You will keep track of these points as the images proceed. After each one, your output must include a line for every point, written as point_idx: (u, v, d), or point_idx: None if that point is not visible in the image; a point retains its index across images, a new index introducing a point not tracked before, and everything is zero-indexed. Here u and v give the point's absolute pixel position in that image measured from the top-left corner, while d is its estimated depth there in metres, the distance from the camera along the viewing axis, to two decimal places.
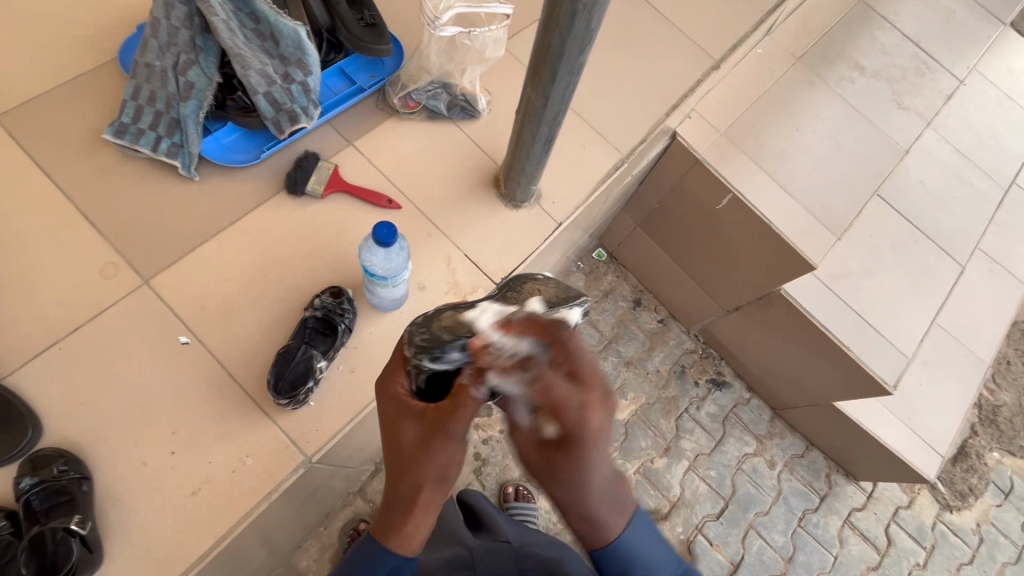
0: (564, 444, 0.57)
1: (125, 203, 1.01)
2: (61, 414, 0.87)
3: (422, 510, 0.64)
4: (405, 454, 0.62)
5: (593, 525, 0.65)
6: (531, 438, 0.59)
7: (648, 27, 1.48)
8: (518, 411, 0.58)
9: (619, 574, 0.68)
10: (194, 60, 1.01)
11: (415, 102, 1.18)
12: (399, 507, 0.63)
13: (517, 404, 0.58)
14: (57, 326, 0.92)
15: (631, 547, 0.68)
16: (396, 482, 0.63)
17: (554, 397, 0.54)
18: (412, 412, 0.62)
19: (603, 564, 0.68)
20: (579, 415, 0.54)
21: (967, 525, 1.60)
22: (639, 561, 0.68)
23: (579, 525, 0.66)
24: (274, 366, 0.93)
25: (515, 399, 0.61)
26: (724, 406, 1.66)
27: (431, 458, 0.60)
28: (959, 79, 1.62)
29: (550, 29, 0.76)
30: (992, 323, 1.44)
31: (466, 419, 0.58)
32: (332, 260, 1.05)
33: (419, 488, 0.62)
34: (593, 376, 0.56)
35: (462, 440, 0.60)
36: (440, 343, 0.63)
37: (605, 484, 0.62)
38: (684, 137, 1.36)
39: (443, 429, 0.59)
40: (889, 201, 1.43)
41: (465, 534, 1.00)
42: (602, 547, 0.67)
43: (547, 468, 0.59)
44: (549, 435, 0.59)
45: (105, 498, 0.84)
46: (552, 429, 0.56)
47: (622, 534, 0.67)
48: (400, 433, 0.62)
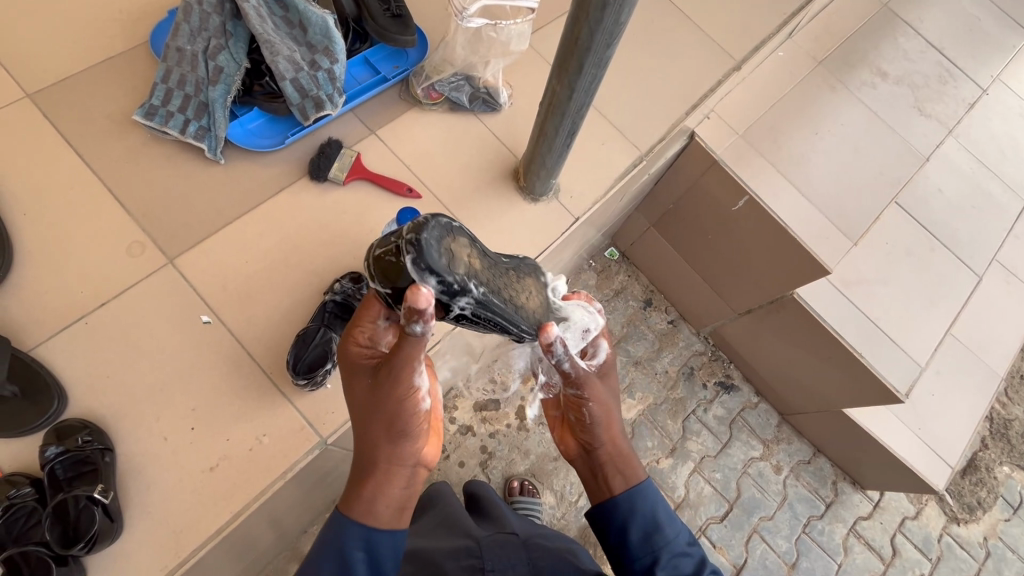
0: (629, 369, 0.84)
1: (152, 184, 1.03)
2: (86, 386, 0.89)
3: (389, 472, 0.64)
4: (363, 409, 0.64)
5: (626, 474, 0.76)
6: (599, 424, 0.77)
7: (670, 26, 1.48)
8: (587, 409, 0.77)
9: (645, 523, 0.73)
10: (224, 45, 1.04)
11: (437, 93, 1.20)
12: (366, 469, 0.64)
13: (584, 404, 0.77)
14: (83, 301, 0.94)
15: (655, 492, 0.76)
16: (361, 438, 0.64)
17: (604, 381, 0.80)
18: (366, 365, 0.64)
19: (636, 506, 0.73)
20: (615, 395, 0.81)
21: (975, 538, 1.59)
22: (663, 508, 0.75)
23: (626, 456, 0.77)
24: (292, 348, 0.94)
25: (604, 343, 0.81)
26: (732, 409, 1.66)
27: (385, 409, 0.62)
28: (982, 88, 1.61)
29: (578, 21, 0.77)
30: (1005, 335, 1.43)
31: (411, 364, 0.59)
32: (351, 247, 1.06)
33: (383, 443, 0.64)
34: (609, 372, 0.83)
35: (412, 386, 0.61)
36: (434, 258, 0.53)
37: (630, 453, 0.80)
38: (702, 136, 1.36)
39: (390, 378, 0.60)
40: (907, 209, 1.42)
41: (472, 525, 1.00)
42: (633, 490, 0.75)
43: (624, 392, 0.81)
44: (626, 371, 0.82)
45: (125, 470, 0.86)
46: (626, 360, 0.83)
47: (645, 479, 0.76)
48: (357, 388, 0.64)
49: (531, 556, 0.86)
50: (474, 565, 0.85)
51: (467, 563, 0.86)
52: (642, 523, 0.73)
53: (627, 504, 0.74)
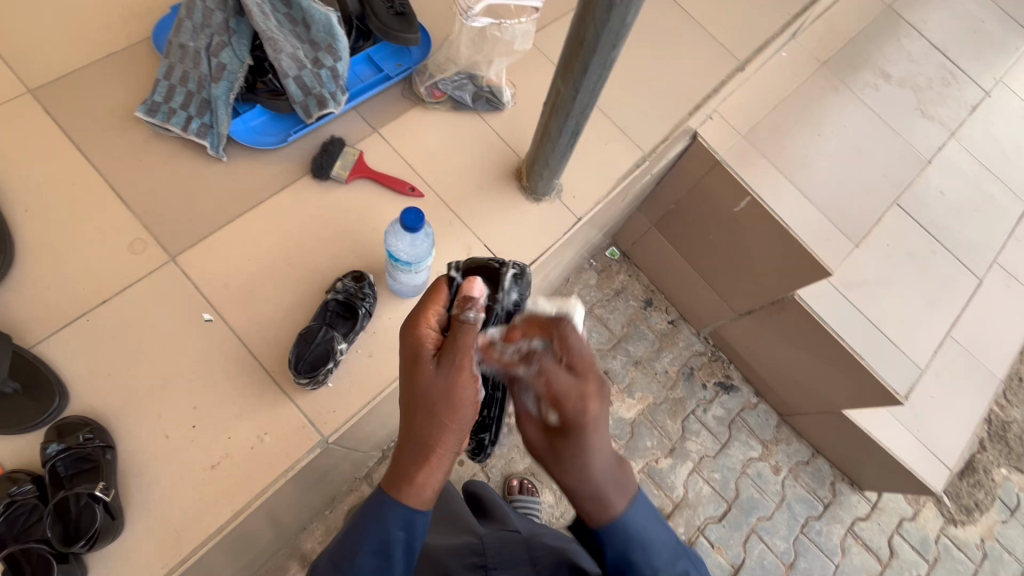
0: (562, 428, 0.64)
1: (154, 181, 1.03)
2: (87, 383, 0.89)
3: (438, 457, 0.63)
4: (417, 391, 0.63)
5: (600, 502, 0.64)
6: (539, 425, 0.66)
7: (674, 26, 1.48)
8: (525, 400, 0.67)
9: (619, 559, 0.64)
10: (227, 43, 1.03)
11: (440, 92, 1.19)
12: (421, 456, 0.63)
13: (523, 392, 0.67)
14: (84, 298, 0.94)
15: (634, 528, 0.64)
16: (412, 422, 0.63)
17: (554, 385, 0.63)
18: (427, 351, 0.64)
19: (602, 549, 0.65)
20: (578, 409, 0.63)
21: (972, 540, 1.60)
22: (643, 545, 0.64)
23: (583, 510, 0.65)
24: (294, 346, 0.94)
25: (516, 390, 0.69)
26: (731, 409, 1.66)
27: (440, 390, 0.62)
28: (985, 90, 1.61)
29: (584, 21, 0.76)
30: (1006, 338, 1.43)
31: (470, 345, 0.62)
32: (353, 245, 1.06)
33: (439, 425, 0.62)
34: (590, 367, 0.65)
35: (471, 369, 0.63)
36: (520, 290, 0.83)
37: (610, 470, 0.64)
38: (704, 137, 1.36)
39: (452, 357, 0.62)
40: (909, 211, 1.42)
41: (475, 524, 1.00)
42: (604, 527, 0.65)
43: (550, 452, 0.66)
44: (549, 423, 0.65)
45: (126, 467, 0.86)
46: (554, 415, 0.64)
47: (619, 522, 0.64)
48: (411, 370, 0.64)
49: (533, 555, 0.85)
50: (477, 563, 0.85)
51: (469, 561, 0.86)
52: (615, 562, 0.65)
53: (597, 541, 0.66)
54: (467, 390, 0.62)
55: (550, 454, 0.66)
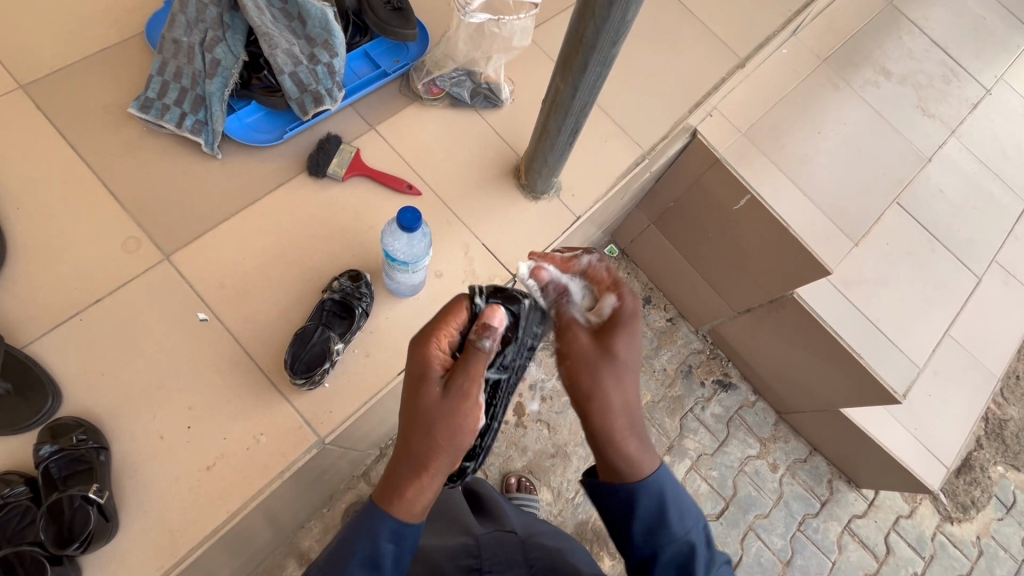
0: (610, 323, 0.75)
1: (148, 178, 1.02)
2: (81, 384, 0.88)
3: (430, 477, 0.63)
4: (419, 408, 0.62)
5: (638, 440, 0.69)
6: (585, 331, 0.76)
7: (674, 22, 1.47)
8: (573, 311, 0.81)
9: (654, 513, 0.68)
10: (221, 38, 1.02)
11: (438, 88, 1.18)
12: (411, 473, 0.62)
13: (570, 305, 0.82)
14: (78, 297, 0.93)
15: (664, 484, 0.69)
16: (408, 437, 0.62)
17: (603, 276, 0.81)
18: (434, 372, 0.64)
19: (639, 498, 0.67)
20: (629, 302, 0.77)
21: (967, 537, 1.60)
22: (672, 500, 0.68)
23: (622, 445, 0.69)
24: (290, 346, 0.93)
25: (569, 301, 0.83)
26: (729, 407, 1.66)
27: (443, 412, 0.61)
28: (985, 88, 1.60)
29: (584, 18, 0.75)
30: (1004, 336, 1.43)
31: (479, 374, 0.62)
32: (350, 243, 1.05)
33: (435, 447, 0.61)
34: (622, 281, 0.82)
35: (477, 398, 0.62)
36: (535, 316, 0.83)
37: (639, 398, 0.72)
38: (705, 135, 1.34)
39: (460, 382, 0.62)
40: (908, 210, 1.41)
41: (473, 523, 0.99)
42: (639, 479, 0.68)
43: (595, 356, 0.72)
44: (597, 324, 0.77)
45: (121, 469, 0.85)
46: (608, 307, 0.78)
47: (654, 471, 0.69)
48: (416, 388, 0.63)
49: (529, 557, 0.85)
50: (471, 565, 0.85)
51: (464, 563, 0.86)
52: (645, 518, 0.68)
53: (629, 494, 0.68)
54: (468, 418, 0.62)
55: (597, 358, 0.72)
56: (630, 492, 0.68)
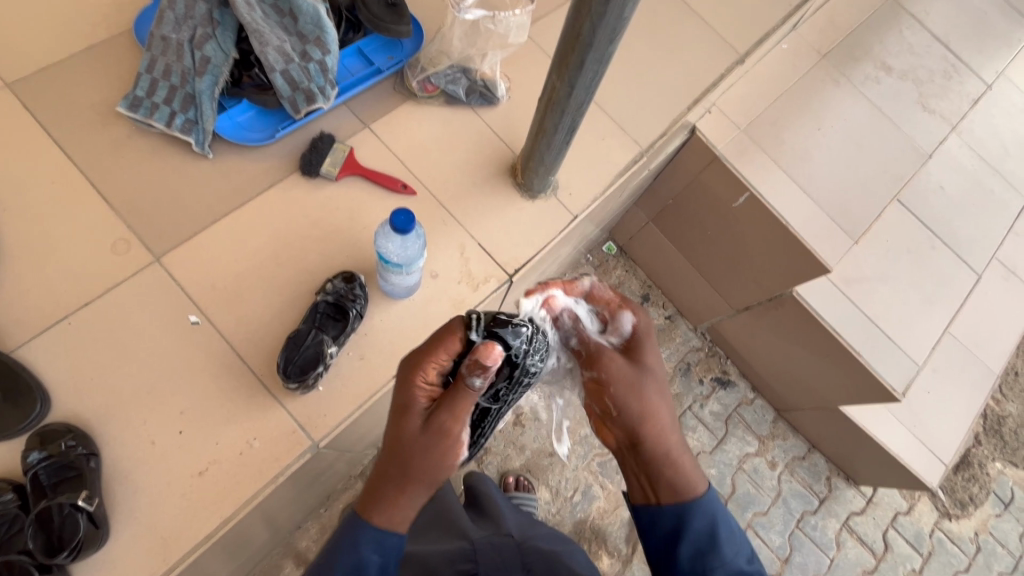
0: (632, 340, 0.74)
1: (137, 179, 1.00)
2: (70, 388, 0.87)
3: (405, 505, 0.62)
4: (401, 437, 0.62)
5: (686, 454, 0.70)
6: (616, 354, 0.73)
7: (672, 17, 1.45)
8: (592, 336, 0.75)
9: (708, 538, 0.68)
10: (211, 35, 1.00)
11: (433, 86, 1.16)
12: (387, 498, 0.62)
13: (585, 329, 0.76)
14: (67, 300, 0.91)
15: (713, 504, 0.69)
16: (388, 462, 0.62)
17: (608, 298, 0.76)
18: (420, 403, 0.63)
19: (692, 519, 0.68)
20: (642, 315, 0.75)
21: (966, 534, 1.60)
22: (723, 521, 0.69)
23: (675, 460, 0.69)
24: (283, 350, 0.92)
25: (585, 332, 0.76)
26: (728, 405, 1.65)
27: (424, 444, 0.61)
28: (987, 83, 1.58)
29: (581, 14, 0.74)
30: (1003, 333, 1.42)
31: (464, 409, 0.62)
32: (343, 243, 1.04)
33: (411, 476, 0.61)
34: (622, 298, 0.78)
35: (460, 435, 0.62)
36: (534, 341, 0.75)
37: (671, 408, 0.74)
38: (704, 132, 1.32)
39: (445, 415, 0.61)
40: (909, 207, 1.40)
41: (470, 527, 0.97)
42: (691, 499, 0.68)
43: (639, 375, 0.71)
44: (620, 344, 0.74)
45: (112, 475, 0.84)
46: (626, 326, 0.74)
47: (704, 491, 0.70)
48: (401, 416, 0.63)
49: (526, 561, 0.85)
50: (468, 569, 0.83)
51: (460, 567, 0.84)
52: (694, 537, 0.68)
53: (679, 513, 0.68)
54: (448, 453, 0.61)
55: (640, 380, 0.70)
56: (678, 511, 0.68)
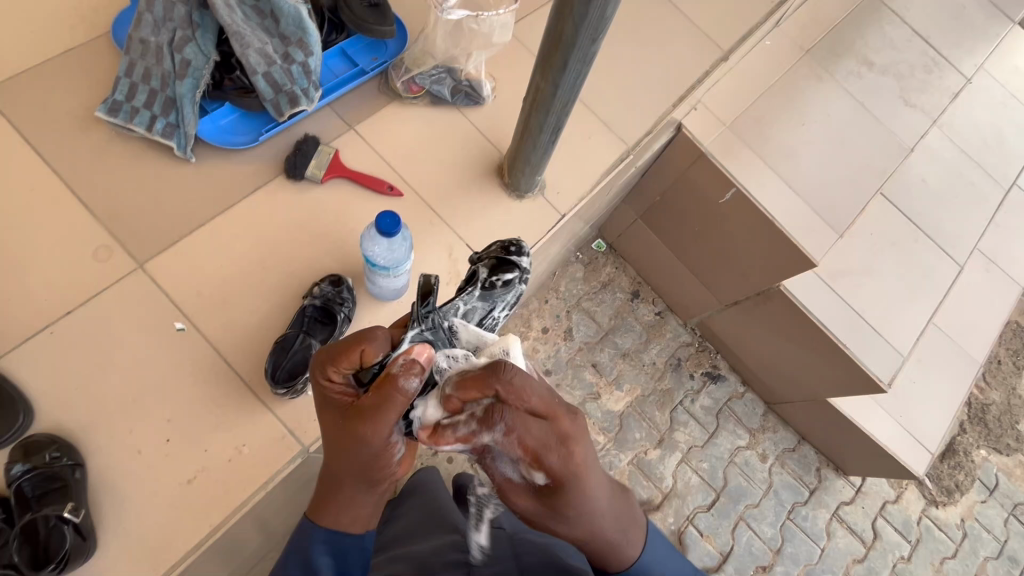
0: (549, 489, 0.57)
1: (119, 184, 0.99)
2: (54, 399, 0.86)
3: (346, 495, 0.64)
4: (328, 445, 0.61)
5: (615, 543, 0.67)
6: (527, 491, 0.59)
7: (656, 15, 1.45)
8: (503, 466, 0.59)
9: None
10: (190, 37, 0.99)
11: (418, 86, 1.15)
12: (328, 489, 0.64)
13: (500, 461, 0.58)
14: (47, 309, 0.90)
15: (653, 564, 0.72)
16: (329, 473, 0.63)
17: (533, 442, 0.55)
18: (336, 406, 0.60)
19: None
20: (563, 461, 0.56)
21: (952, 520, 1.63)
22: (660, 573, 0.73)
23: (600, 556, 0.68)
24: (270, 355, 0.92)
25: (491, 462, 0.59)
26: (719, 399, 1.67)
27: (348, 456, 0.59)
28: (966, 77, 1.61)
29: (563, 14, 0.74)
30: (986, 323, 1.45)
31: (387, 419, 0.57)
32: (331, 246, 1.03)
33: (337, 474, 0.62)
34: (554, 405, 0.57)
35: (388, 441, 0.59)
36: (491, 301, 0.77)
37: (608, 512, 0.63)
38: (690, 128, 1.33)
39: (364, 426, 0.57)
40: (892, 200, 1.42)
41: (460, 520, 0.95)
42: (624, 568, 0.70)
43: (551, 514, 0.59)
44: (534, 486, 0.58)
45: (98, 485, 0.83)
46: (541, 475, 0.57)
47: (638, 557, 0.70)
48: (323, 424, 0.61)
49: (517, 552, 0.81)
50: (460, 560, 0.81)
51: (453, 559, 0.81)
52: None
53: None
54: (367, 454, 0.58)
55: (562, 516, 0.59)
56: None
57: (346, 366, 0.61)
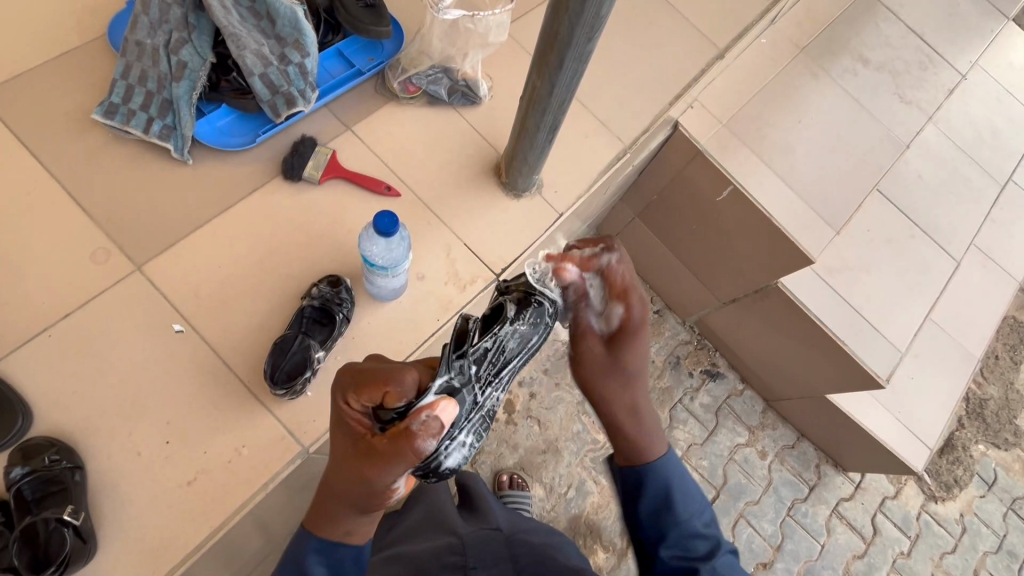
0: (621, 328, 0.78)
1: (116, 186, 0.98)
2: (52, 402, 0.86)
3: (340, 516, 0.65)
4: (336, 463, 0.62)
5: (643, 434, 0.77)
6: (598, 336, 0.81)
7: (652, 13, 1.46)
8: (590, 315, 0.81)
9: (660, 497, 0.74)
10: (187, 39, 0.99)
11: (414, 86, 1.16)
12: (326, 503, 0.65)
13: (589, 311, 0.81)
14: (45, 312, 0.90)
15: (672, 470, 0.75)
16: (330, 488, 0.64)
17: (619, 282, 0.77)
18: (350, 432, 0.61)
19: (646, 483, 0.74)
20: (639, 308, 0.78)
21: (951, 515, 1.63)
22: (681, 490, 0.74)
23: (633, 436, 0.77)
24: (269, 356, 0.92)
25: (584, 309, 0.81)
26: (718, 397, 1.67)
27: (352, 483, 0.60)
28: (961, 74, 1.61)
29: (558, 13, 0.74)
30: (983, 317, 1.45)
31: (398, 465, 0.58)
32: (329, 247, 1.03)
33: (336, 493, 0.63)
34: (635, 289, 0.78)
35: (392, 481, 0.60)
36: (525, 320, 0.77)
37: (646, 389, 0.81)
38: (686, 127, 1.34)
39: (377, 464, 0.58)
40: (888, 196, 1.43)
41: (458, 521, 0.93)
42: (649, 465, 0.75)
43: (613, 364, 0.79)
44: (610, 329, 0.79)
45: (97, 488, 0.83)
46: (619, 310, 0.78)
47: (661, 456, 0.76)
48: (336, 442, 0.62)
49: (514, 553, 0.79)
50: (456, 562, 0.78)
51: (449, 561, 0.79)
52: (653, 498, 0.73)
53: (636, 478, 0.75)
54: (368, 487, 0.60)
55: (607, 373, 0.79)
56: (639, 474, 0.75)
57: (366, 399, 0.60)
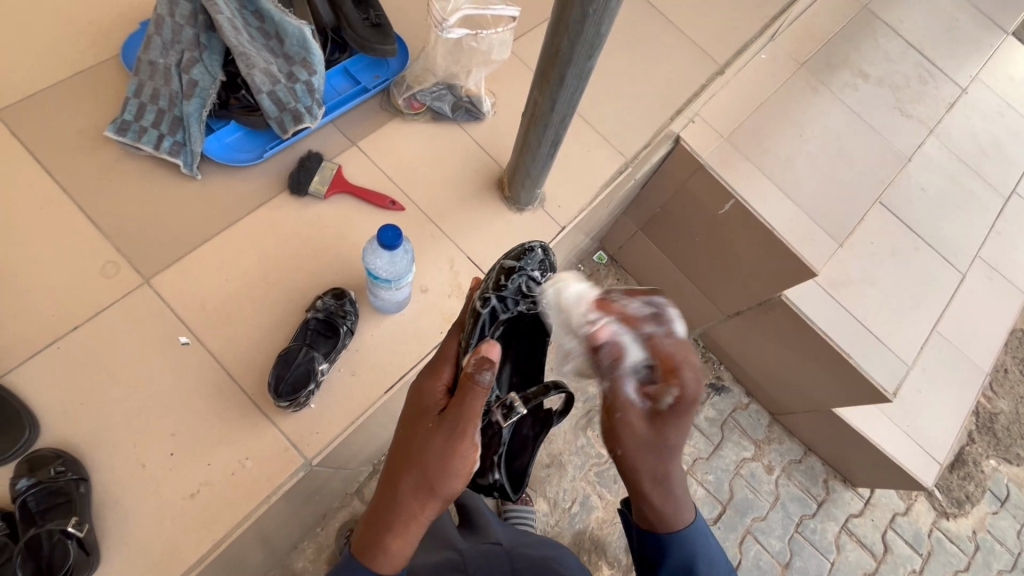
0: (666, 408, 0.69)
1: (125, 202, 1.00)
2: (59, 414, 0.86)
3: (406, 527, 0.62)
4: (413, 449, 0.62)
5: (673, 505, 0.71)
6: (643, 412, 0.71)
7: (653, 30, 1.48)
8: (628, 384, 0.71)
9: (683, 564, 0.71)
10: (198, 58, 1.02)
11: (419, 103, 1.18)
12: (391, 512, 0.62)
13: (628, 378, 0.72)
14: (54, 325, 0.91)
15: (697, 540, 0.72)
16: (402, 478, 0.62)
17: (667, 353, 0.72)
18: (433, 405, 0.64)
19: (669, 552, 0.71)
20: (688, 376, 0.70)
21: (964, 532, 1.60)
22: (704, 557, 0.71)
23: (659, 508, 0.71)
24: (274, 368, 0.92)
25: (622, 377, 0.72)
26: (723, 410, 1.66)
27: (428, 452, 0.60)
28: (961, 88, 1.62)
29: (559, 31, 0.76)
30: (990, 330, 1.44)
31: (474, 411, 0.58)
32: (335, 261, 1.05)
33: (417, 482, 0.61)
34: (686, 353, 0.73)
35: (467, 441, 0.59)
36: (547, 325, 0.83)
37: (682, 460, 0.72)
38: (687, 141, 1.35)
39: (453, 421, 0.59)
40: (891, 209, 1.43)
41: (457, 537, 0.90)
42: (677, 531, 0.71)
43: (650, 437, 0.70)
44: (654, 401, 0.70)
45: (100, 500, 0.83)
46: (666, 390, 0.70)
47: (688, 529, 0.72)
48: (419, 424, 0.63)
49: (514, 567, 0.78)
50: None
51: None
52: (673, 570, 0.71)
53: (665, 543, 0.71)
54: (459, 458, 0.60)
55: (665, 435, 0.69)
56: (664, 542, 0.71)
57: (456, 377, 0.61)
